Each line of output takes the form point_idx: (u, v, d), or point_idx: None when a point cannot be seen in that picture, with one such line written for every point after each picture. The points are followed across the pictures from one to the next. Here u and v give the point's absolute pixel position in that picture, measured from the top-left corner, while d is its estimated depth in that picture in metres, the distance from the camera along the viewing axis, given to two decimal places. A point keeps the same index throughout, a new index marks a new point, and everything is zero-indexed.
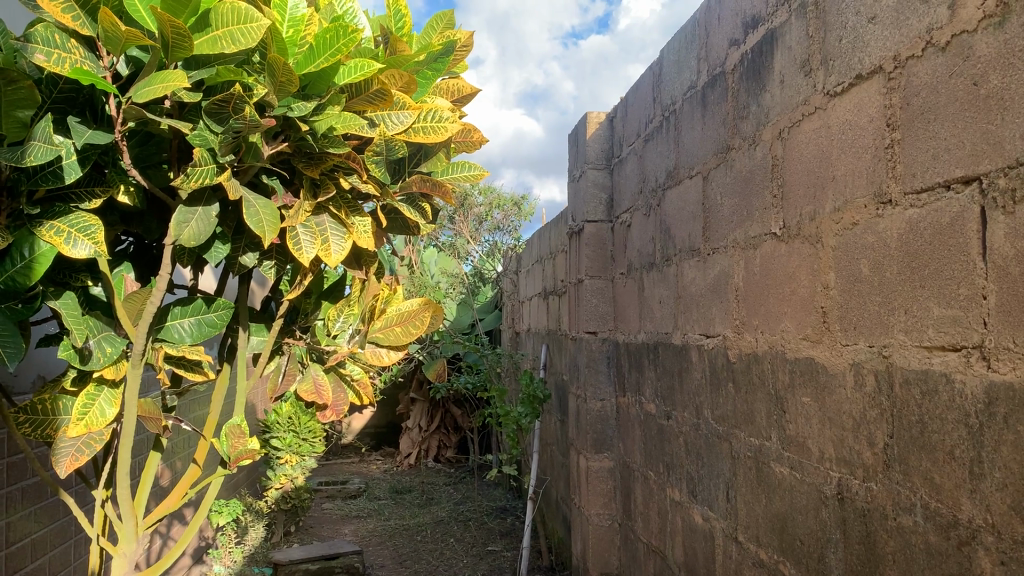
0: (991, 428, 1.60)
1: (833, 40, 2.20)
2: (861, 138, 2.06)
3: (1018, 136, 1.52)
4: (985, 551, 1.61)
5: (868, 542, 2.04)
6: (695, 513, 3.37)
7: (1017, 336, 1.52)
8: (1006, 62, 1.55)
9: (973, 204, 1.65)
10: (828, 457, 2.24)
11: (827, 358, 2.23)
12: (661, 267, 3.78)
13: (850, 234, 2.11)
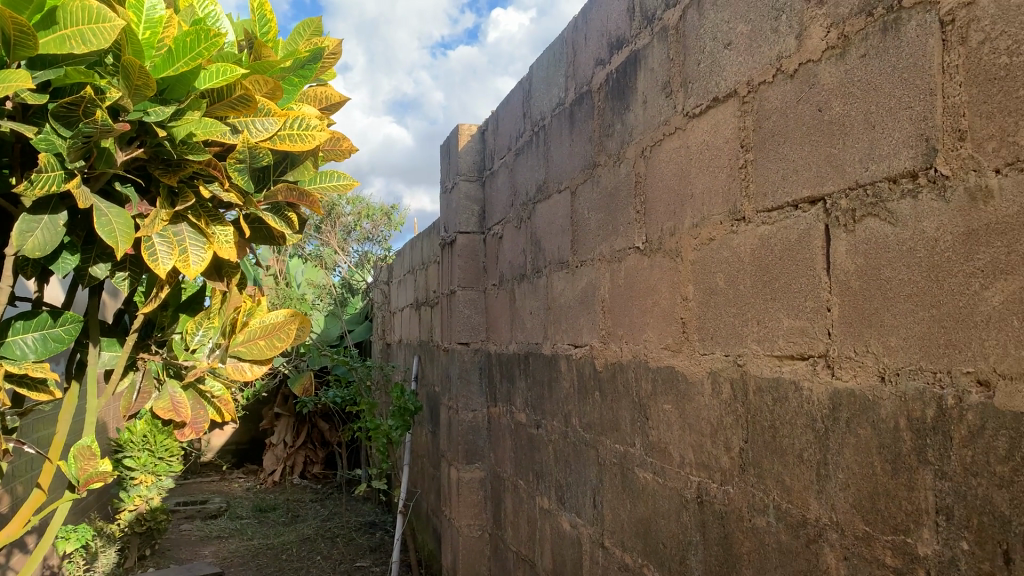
0: (835, 432, 1.71)
1: (692, 63, 2.30)
2: (718, 157, 2.16)
3: (858, 160, 1.63)
4: (831, 547, 1.72)
5: (725, 544, 2.13)
6: (564, 520, 3.43)
7: (858, 345, 1.63)
8: (847, 91, 1.66)
9: (818, 222, 1.76)
10: (688, 462, 2.33)
11: (686, 366, 2.32)
12: (531, 279, 3.83)
13: (707, 249, 2.21)
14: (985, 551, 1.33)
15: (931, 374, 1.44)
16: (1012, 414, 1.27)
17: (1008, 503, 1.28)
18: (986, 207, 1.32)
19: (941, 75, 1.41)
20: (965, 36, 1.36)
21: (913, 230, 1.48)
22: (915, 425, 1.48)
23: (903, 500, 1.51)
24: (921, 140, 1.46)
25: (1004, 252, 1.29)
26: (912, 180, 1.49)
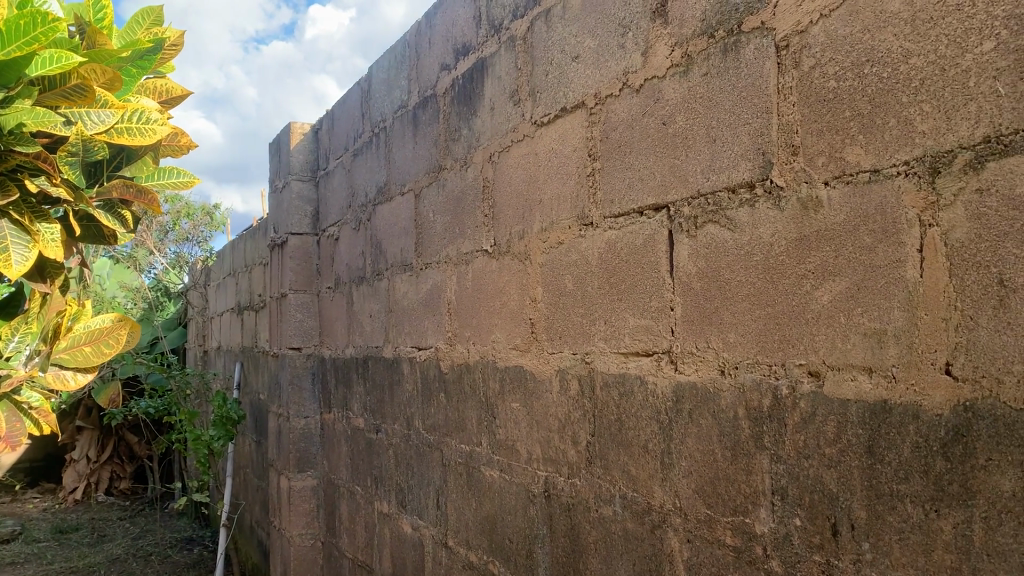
0: (678, 423, 1.81)
1: (540, 73, 2.39)
2: (566, 165, 2.25)
3: (700, 170, 1.75)
4: (674, 531, 1.82)
5: (572, 534, 2.22)
6: (405, 523, 3.43)
7: (699, 342, 1.75)
8: (689, 106, 1.78)
9: (662, 228, 1.87)
10: (535, 457, 2.40)
11: (535, 365, 2.40)
12: (371, 281, 3.81)
13: (556, 252, 2.30)
14: (815, 525, 1.46)
15: (766, 367, 1.57)
16: (839, 401, 1.41)
17: (836, 481, 1.41)
18: (817, 215, 1.46)
19: (776, 96, 1.56)
20: (798, 61, 1.51)
21: (751, 236, 1.61)
22: (753, 414, 1.60)
23: (741, 484, 1.63)
24: (758, 154, 1.60)
25: (832, 255, 1.43)
26: (750, 191, 1.62)
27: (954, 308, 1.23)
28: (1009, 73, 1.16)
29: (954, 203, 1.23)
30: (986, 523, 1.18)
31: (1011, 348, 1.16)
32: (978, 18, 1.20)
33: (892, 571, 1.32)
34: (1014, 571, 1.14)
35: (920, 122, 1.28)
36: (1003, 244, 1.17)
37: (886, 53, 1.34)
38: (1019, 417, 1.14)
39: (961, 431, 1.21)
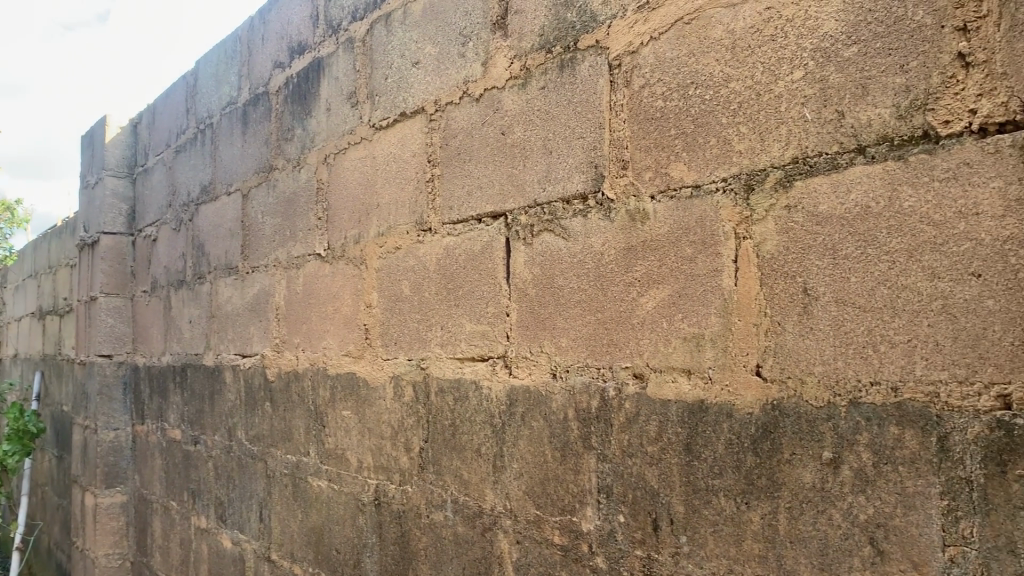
0: (510, 426, 1.84)
1: (379, 77, 2.37)
2: (404, 170, 2.25)
3: (536, 180, 1.80)
4: (504, 533, 1.85)
5: (402, 541, 2.20)
6: (224, 538, 3.28)
7: (533, 346, 1.80)
8: (527, 118, 1.83)
9: (499, 235, 1.91)
10: (366, 465, 2.37)
11: (368, 372, 2.38)
12: (193, 285, 3.63)
13: (392, 257, 2.29)
14: (637, 521, 1.53)
15: (595, 370, 1.63)
16: (661, 401, 1.49)
17: (657, 478, 1.49)
18: (644, 226, 1.54)
19: (608, 112, 1.63)
20: (630, 80, 1.59)
21: (583, 245, 1.67)
22: (581, 415, 1.65)
23: (569, 484, 1.68)
24: (591, 167, 1.66)
25: (657, 264, 1.51)
26: (582, 202, 1.68)
27: (764, 314, 1.34)
28: (815, 101, 1.28)
29: (766, 217, 1.34)
30: (790, 513, 1.28)
31: (813, 351, 1.27)
32: (789, 49, 1.31)
33: (707, 561, 1.40)
34: (813, 555, 1.25)
35: (738, 142, 1.38)
36: (807, 256, 1.28)
37: (709, 76, 1.43)
38: (818, 414, 1.25)
39: (769, 428, 1.31)
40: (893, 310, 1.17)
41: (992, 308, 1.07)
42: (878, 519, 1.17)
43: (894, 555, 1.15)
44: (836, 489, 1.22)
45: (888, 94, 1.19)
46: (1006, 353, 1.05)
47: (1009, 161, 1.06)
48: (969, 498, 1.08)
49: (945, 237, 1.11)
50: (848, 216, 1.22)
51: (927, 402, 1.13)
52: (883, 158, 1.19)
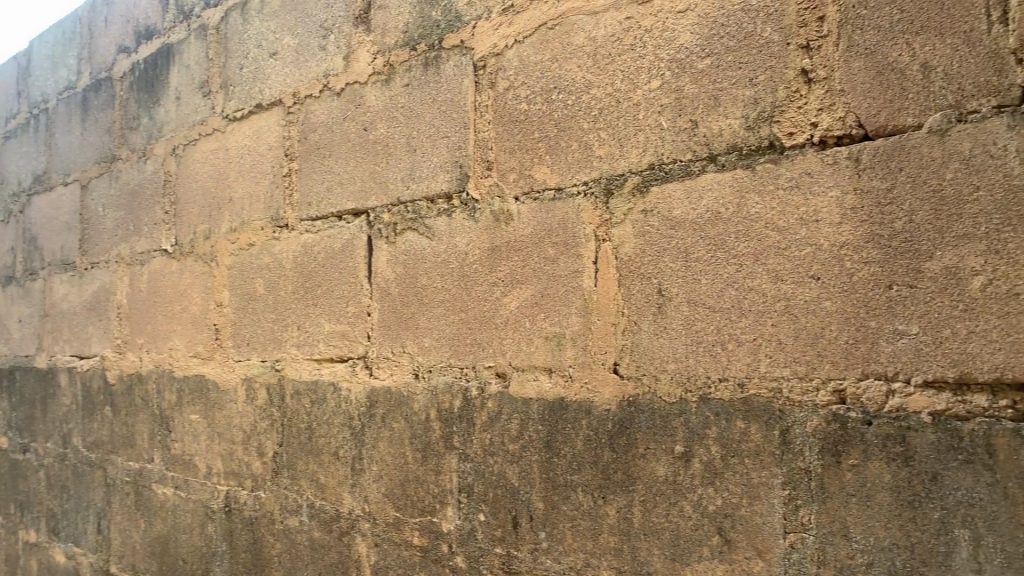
0: (370, 428, 1.82)
1: (233, 66, 2.28)
2: (260, 164, 2.18)
3: (399, 178, 1.78)
4: (361, 536, 1.82)
5: (254, 548, 2.13)
6: (56, 553, 3.06)
7: (393, 346, 1.78)
8: (389, 115, 1.81)
9: (360, 233, 1.88)
10: (215, 471, 2.28)
11: (218, 374, 2.28)
12: (22, 281, 3.38)
13: (245, 254, 2.21)
14: (497, 519, 1.54)
15: (457, 369, 1.63)
16: (523, 400, 1.50)
17: (517, 476, 1.50)
18: (507, 227, 1.56)
19: (473, 112, 1.64)
20: (494, 82, 1.60)
21: (447, 245, 1.67)
22: (442, 415, 1.65)
23: (430, 484, 1.67)
24: (455, 167, 1.66)
25: (520, 265, 1.53)
26: (447, 202, 1.68)
27: (621, 314, 1.38)
28: (670, 109, 1.33)
29: (624, 220, 1.38)
30: (644, 506, 1.32)
31: (667, 349, 1.32)
32: (647, 59, 1.35)
33: (565, 556, 1.43)
34: (666, 546, 1.30)
35: (599, 147, 1.42)
36: (662, 259, 1.33)
37: (571, 82, 1.46)
38: (671, 410, 1.30)
39: (625, 424, 1.35)
40: (741, 311, 1.23)
41: (828, 309, 1.14)
42: (725, 509, 1.23)
43: (739, 543, 1.21)
44: (687, 481, 1.27)
45: (738, 106, 1.25)
46: (841, 352, 1.13)
47: (845, 172, 1.13)
48: (807, 487, 1.15)
49: (788, 242, 1.18)
50: (701, 220, 1.28)
51: (771, 398, 1.19)
52: (733, 166, 1.25)
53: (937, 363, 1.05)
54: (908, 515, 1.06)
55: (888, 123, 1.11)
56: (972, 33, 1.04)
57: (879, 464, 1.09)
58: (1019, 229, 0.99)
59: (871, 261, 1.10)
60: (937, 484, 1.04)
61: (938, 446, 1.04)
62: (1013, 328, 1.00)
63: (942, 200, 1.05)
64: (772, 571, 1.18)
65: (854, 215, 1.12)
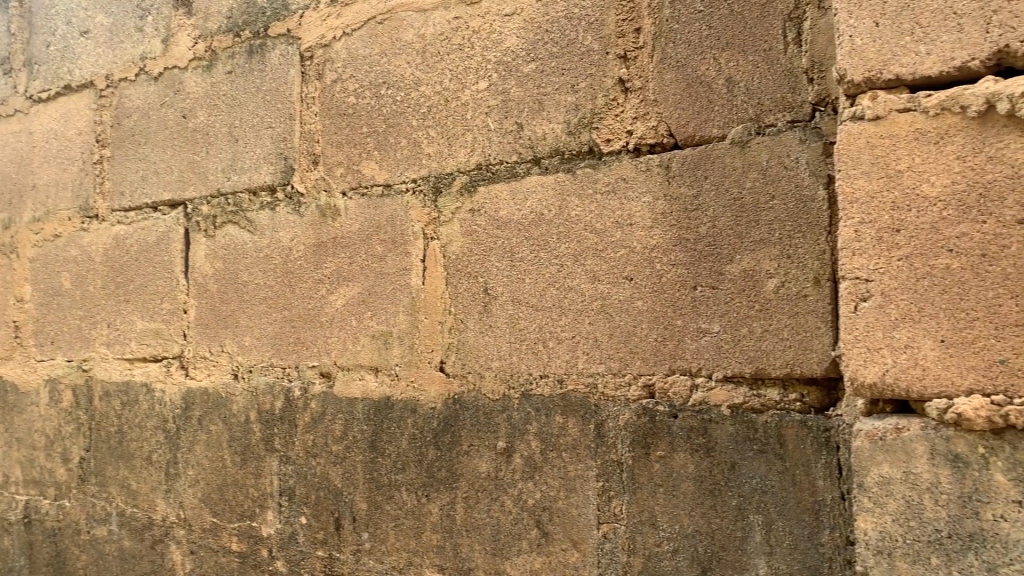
0: (186, 431, 1.73)
1: (38, 43, 2.11)
2: (68, 149, 2.03)
3: (220, 169, 1.71)
4: (176, 544, 1.73)
5: (56, 562, 1.98)
6: None
7: (212, 345, 1.70)
8: (211, 102, 1.73)
9: (177, 226, 1.78)
10: (14, 481, 2.10)
11: (18, 375, 2.10)
12: None
13: (50, 246, 2.04)
14: (319, 522, 1.50)
15: (279, 369, 1.58)
16: (347, 399, 1.48)
17: (340, 477, 1.48)
18: (334, 223, 1.52)
19: (299, 104, 1.60)
20: (321, 74, 1.56)
21: (270, 240, 1.61)
22: (264, 416, 1.60)
23: (250, 488, 1.61)
24: (280, 159, 1.62)
25: (345, 262, 1.50)
26: (271, 194, 1.63)
27: (447, 313, 1.38)
28: (497, 111, 1.34)
29: (452, 219, 1.38)
30: (466, 502, 1.33)
31: (491, 348, 1.33)
32: (475, 59, 1.37)
33: (388, 556, 1.41)
34: (486, 542, 1.31)
35: (427, 145, 1.42)
36: (488, 258, 1.34)
37: (400, 78, 1.45)
38: (494, 406, 1.32)
39: (450, 422, 1.36)
40: (560, 310, 1.26)
41: (640, 308, 1.19)
42: (544, 503, 1.26)
43: (557, 535, 1.24)
44: (509, 476, 1.29)
45: (560, 110, 1.29)
46: (651, 349, 1.18)
47: (657, 178, 1.19)
48: (620, 478, 1.19)
49: (606, 244, 1.22)
50: (525, 221, 1.30)
51: (588, 393, 1.23)
52: (556, 169, 1.28)
53: (736, 360, 1.12)
54: (710, 503, 1.12)
55: (696, 134, 1.17)
56: (771, 52, 1.12)
57: (685, 456, 1.14)
58: (807, 236, 1.07)
59: (679, 264, 1.16)
60: (735, 473, 1.11)
61: (736, 438, 1.11)
62: (801, 327, 1.07)
63: (742, 206, 1.12)
64: (587, 562, 1.22)
65: (664, 219, 1.18)
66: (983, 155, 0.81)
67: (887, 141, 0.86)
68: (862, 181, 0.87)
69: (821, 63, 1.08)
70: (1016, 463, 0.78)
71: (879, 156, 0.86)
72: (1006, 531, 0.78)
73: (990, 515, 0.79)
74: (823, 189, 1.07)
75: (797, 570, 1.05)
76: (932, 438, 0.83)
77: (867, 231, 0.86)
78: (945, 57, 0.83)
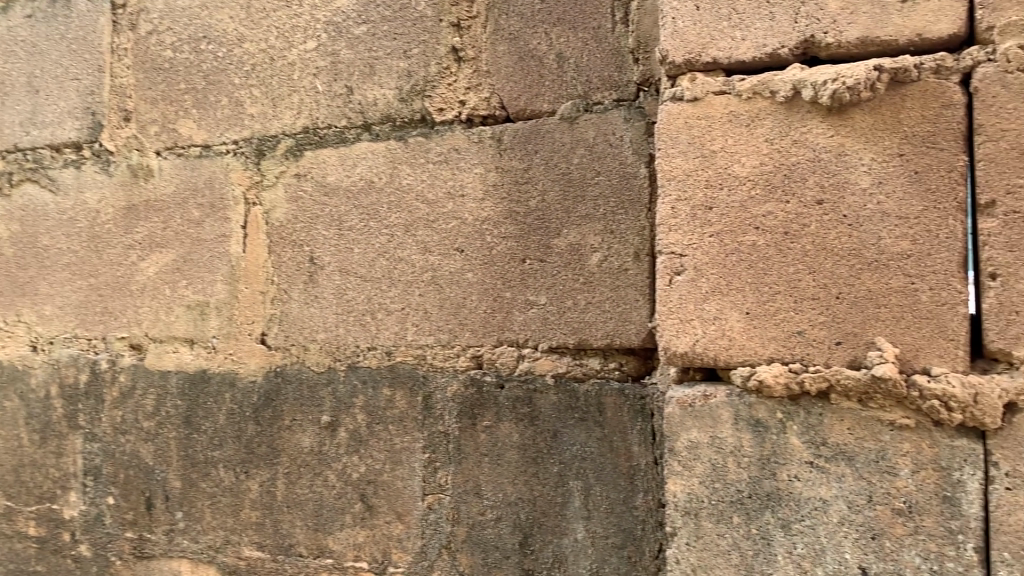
0: None
1: None
2: None
3: (17, 122, 1.56)
4: None
5: None
6: None
7: (7, 314, 1.56)
8: (6, 48, 1.57)
9: None
10: None
11: None
12: None
13: None
14: (128, 502, 1.42)
15: (84, 341, 1.47)
16: (160, 373, 1.40)
17: (152, 454, 1.40)
18: (147, 185, 1.43)
19: (109, 55, 1.48)
20: (134, 23, 1.45)
21: (74, 201, 1.49)
22: (66, 391, 1.48)
23: (49, 468, 1.49)
24: (87, 114, 1.49)
25: (159, 226, 1.41)
26: (76, 151, 1.51)
27: (270, 283, 1.33)
28: (326, 73, 1.30)
29: (276, 184, 1.33)
30: (288, 478, 1.30)
31: (316, 319, 1.29)
32: (303, 18, 1.31)
33: (203, 536, 1.36)
34: (308, 518, 1.28)
35: (250, 105, 1.35)
36: (313, 227, 1.29)
37: (222, 33, 1.37)
38: (318, 379, 1.28)
39: (271, 396, 1.31)
40: (389, 280, 1.24)
41: (470, 280, 1.19)
42: (368, 476, 1.24)
43: (380, 508, 1.23)
44: (332, 451, 1.27)
45: (392, 76, 1.26)
46: (480, 321, 1.19)
47: (488, 150, 1.19)
48: (445, 450, 1.19)
49: (436, 214, 1.21)
50: (354, 189, 1.27)
51: (416, 365, 1.22)
52: (387, 137, 1.26)
53: (561, 332, 1.14)
54: (533, 471, 1.14)
55: (526, 108, 1.18)
56: (599, 30, 1.14)
57: (509, 425, 1.16)
58: (629, 212, 1.11)
59: (508, 237, 1.17)
60: (557, 441, 1.13)
61: (559, 407, 1.13)
62: (622, 300, 1.11)
63: (569, 181, 1.14)
64: (410, 534, 1.21)
65: (495, 191, 1.18)
66: (789, 138, 0.86)
67: (703, 122, 0.89)
68: (680, 159, 0.90)
69: (646, 44, 1.12)
70: (808, 427, 0.84)
71: (696, 135, 0.89)
72: (798, 490, 0.84)
73: (785, 476, 0.85)
74: (645, 167, 1.10)
75: (613, 533, 1.10)
76: (735, 404, 0.88)
77: (683, 208, 0.89)
78: (758, 44, 0.87)
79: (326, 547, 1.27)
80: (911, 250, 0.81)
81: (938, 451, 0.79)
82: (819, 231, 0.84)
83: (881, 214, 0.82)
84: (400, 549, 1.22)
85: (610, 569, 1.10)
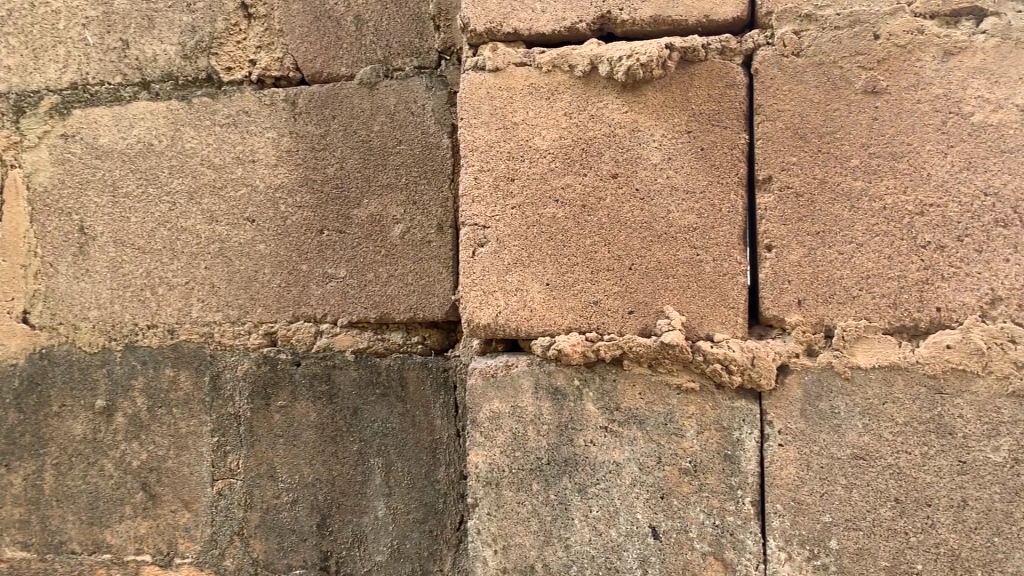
0: None
1: None
2: None
3: None
4: None
5: None
6: None
7: None
8: None
9: None
10: None
11: None
12: None
13: None
14: None
15: None
16: None
17: None
18: None
19: None
20: None
21: None
22: None
23: None
24: None
25: None
26: None
27: (32, 255, 1.20)
28: (97, 24, 1.18)
29: (39, 144, 1.20)
30: (57, 470, 1.18)
31: (88, 295, 1.18)
32: None
33: None
34: (81, 512, 1.17)
35: (6, 56, 1.21)
36: (83, 193, 1.18)
37: None
38: (91, 361, 1.17)
39: (36, 379, 1.19)
40: (171, 252, 1.15)
41: (262, 252, 1.13)
42: (151, 463, 1.16)
43: (165, 497, 1.15)
44: (109, 438, 1.17)
45: (174, 31, 1.16)
46: (273, 295, 1.13)
47: (281, 114, 1.13)
48: (237, 432, 1.13)
49: (224, 181, 1.14)
50: (129, 152, 1.16)
51: (202, 343, 1.15)
52: (168, 96, 1.17)
53: (361, 305, 1.11)
54: (331, 450, 1.10)
55: (323, 71, 1.13)
56: None
57: (306, 404, 1.11)
58: (431, 183, 1.09)
59: (305, 207, 1.11)
60: (357, 418, 1.10)
61: (359, 383, 1.10)
62: (423, 272, 1.09)
63: (369, 149, 1.10)
64: (198, 523, 1.14)
65: (289, 157, 1.12)
66: (586, 113, 0.87)
67: (504, 93, 0.89)
68: (482, 129, 0.89)
69: (446, 12, 1.11)
70: (603, 394, 0.87)
71: (498, 107, 0.89)
72: (594, 454, 0.86)
73: (582, 441, 0.87)
74: (447, 138, 1.09)
75: (414, 508, 1.09)
76: (536, 373, 0.88)
77: (485, 178, 0.88)
78: (557, 17, 0.88)
79: (103, 541, 1.17)
80: (697, 223, 0.85)
81: (720, 413, 0.84)
82: (614, 205, 0.86)
83: (670, 188, 0.85)
84: (186, 539, 1.15)
85: (411, 544, 1.09)
